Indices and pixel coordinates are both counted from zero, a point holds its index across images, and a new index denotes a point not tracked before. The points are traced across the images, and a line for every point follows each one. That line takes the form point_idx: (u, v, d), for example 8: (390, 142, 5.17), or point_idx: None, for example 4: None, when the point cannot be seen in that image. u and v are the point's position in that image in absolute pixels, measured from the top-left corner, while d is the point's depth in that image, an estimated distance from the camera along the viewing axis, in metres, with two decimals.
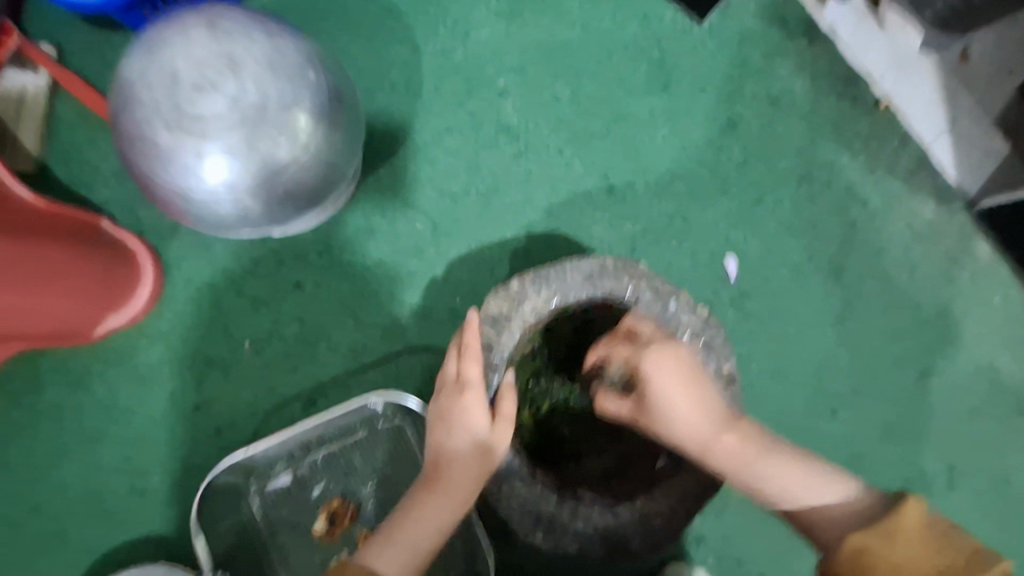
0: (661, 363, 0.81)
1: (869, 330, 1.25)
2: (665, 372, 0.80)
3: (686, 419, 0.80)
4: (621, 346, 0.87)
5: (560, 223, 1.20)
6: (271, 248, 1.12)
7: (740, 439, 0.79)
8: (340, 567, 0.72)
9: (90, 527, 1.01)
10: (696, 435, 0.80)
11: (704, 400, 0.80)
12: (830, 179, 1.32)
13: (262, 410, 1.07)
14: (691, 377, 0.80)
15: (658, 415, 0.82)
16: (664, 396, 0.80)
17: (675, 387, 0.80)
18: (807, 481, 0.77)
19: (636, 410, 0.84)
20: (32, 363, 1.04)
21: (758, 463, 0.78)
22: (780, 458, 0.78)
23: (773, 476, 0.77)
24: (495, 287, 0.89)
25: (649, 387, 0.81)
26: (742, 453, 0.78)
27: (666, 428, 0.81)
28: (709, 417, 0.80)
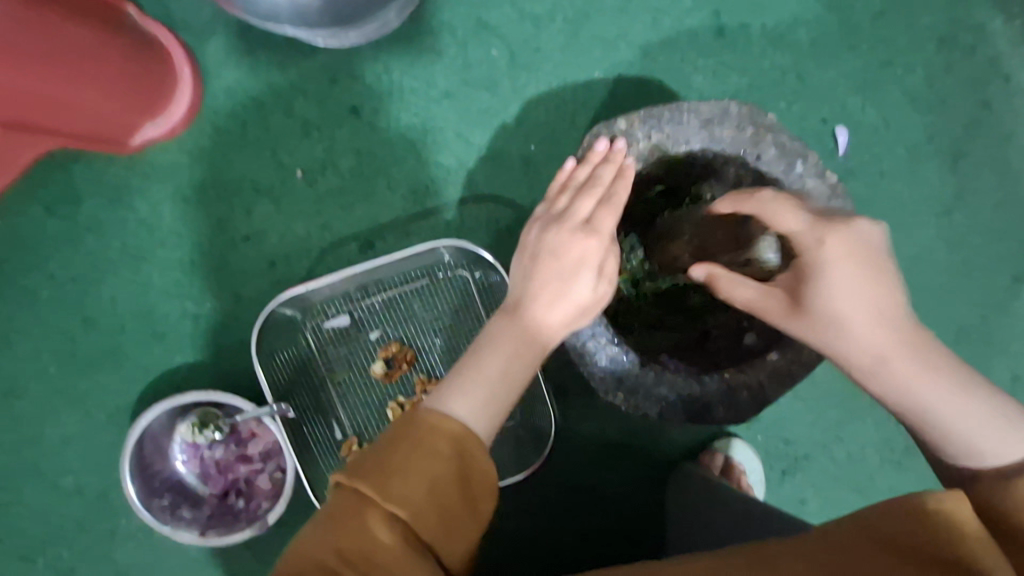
0: (845, 245, 0.57)
1: (977, 225, 1.09)
2: (859, 243, 0.57)
3: (857, 330, 0.56)
4: (773, 211, 0.60)
5: (656, 66, 1.03)
6: (326, 66, 0.99)
7: (924, 356, 0.55)
8: (416, 418, 0.58)
9: (141, 347, 0.98)
10: (871, 346, 0.56)
11: (883, 299, 0.56)
12: (977, 44, 1.09)
13: (316, 248, 0.99)
14: (872, 255, 0.57)
15: (814, 307, 0.58)
16: (833, 282, 0.57)
17: (849, 276, 0.56)
18: (981, 429, 0.53)
19: (783, 302, 0.61)
20: (74, 171, 0.97)
21: (927, 385, 0.54)
22: (945, 376, 0.54)
23: (940, 406, 0.54)
24: (599, 123, 0.78)
25: (814, 272, 0.58)
26: (920, 367, 0.55)
27: (826, 330, 0.58)
28: (888, 332, 0.56)
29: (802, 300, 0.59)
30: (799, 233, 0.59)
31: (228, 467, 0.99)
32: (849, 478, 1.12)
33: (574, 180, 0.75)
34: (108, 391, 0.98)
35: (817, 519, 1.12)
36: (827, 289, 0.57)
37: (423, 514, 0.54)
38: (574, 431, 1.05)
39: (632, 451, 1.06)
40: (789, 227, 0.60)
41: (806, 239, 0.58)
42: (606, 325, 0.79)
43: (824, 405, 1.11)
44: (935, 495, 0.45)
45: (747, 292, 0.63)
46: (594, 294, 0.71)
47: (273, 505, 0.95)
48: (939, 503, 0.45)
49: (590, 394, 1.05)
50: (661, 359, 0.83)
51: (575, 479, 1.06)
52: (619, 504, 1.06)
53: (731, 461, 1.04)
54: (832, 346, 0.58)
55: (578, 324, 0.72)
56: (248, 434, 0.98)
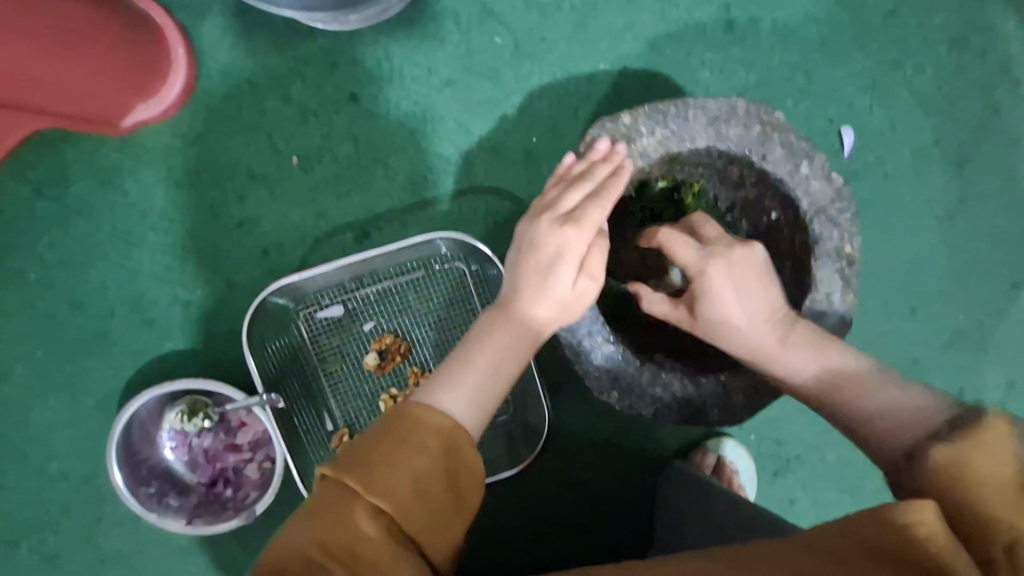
0: (725, 268, 0.68)
1: (979, 231, 1.08)
2: (735, 277, 0.68)
3: (742, 328, 0.68)
4: (688, 241, 0.70)
5: (662, 60, 1.01)
6: (324, 49, 0.96)
7: (805, 337, 0.66)
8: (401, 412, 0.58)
9: (130, 333, 0.96)
10: (743, 338, 0.68)
11: (758, 300, 0.68)
12: (987, 46, 1.07)
13: (311, 236, 0.97)
14: (761, 277, 0.69)
15: (707, 318, 0.69)
16: (722, 300, 0.68)
17: (741, 290, 0.68)
18: (873, 386, 0.60)
19: (690, 314, 0.71)
20: (63, 151, 0.95)
21: (815, 360, 0.64)
22: (829, 351, 0.64)
23: (862, 390, 0.60)
24: (603, 117, 0.76)
25: (706, 291, 0.69)
26: (806, 351, 0.65)
27: (718, 332, 0.69)
28: (771, 323, 0.67)
29: (698, 313, 0.70)
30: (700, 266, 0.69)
31: (216, 456, 0.98)
32: (840, 480, 1.11)
33: (569, 174, 0.73)
34: (96, 377, 0.96)
35: (808, 520, 1.12)
36: (727, 319, 0.68)
37: (409, 509, 0.53)
38: (566, 427, 1.04)
39: (625, 449, 1.06)
40: (709, 236, 0.72)
41: (697, 269, 0.69)
42: (603, 323, 0.79)
43: (818, 408, 1.10)
44: (906, 507, 0.43)
45: (666, 307, 0.74)
46: (574, 291, 0.70)
47: (262, 496, 0.94)
48: (909, 515, 0.42)
49: (584, 391, 1.04)
50: (657, 359, 0.81)
51: (566, 475, 1.05)
52: (609, 501, 1.06)
53: (722, 461, 1.04)
54: (731, 349, 0.69)
55: (560, 322, 0.71)
56: (238, 423, 0.97)
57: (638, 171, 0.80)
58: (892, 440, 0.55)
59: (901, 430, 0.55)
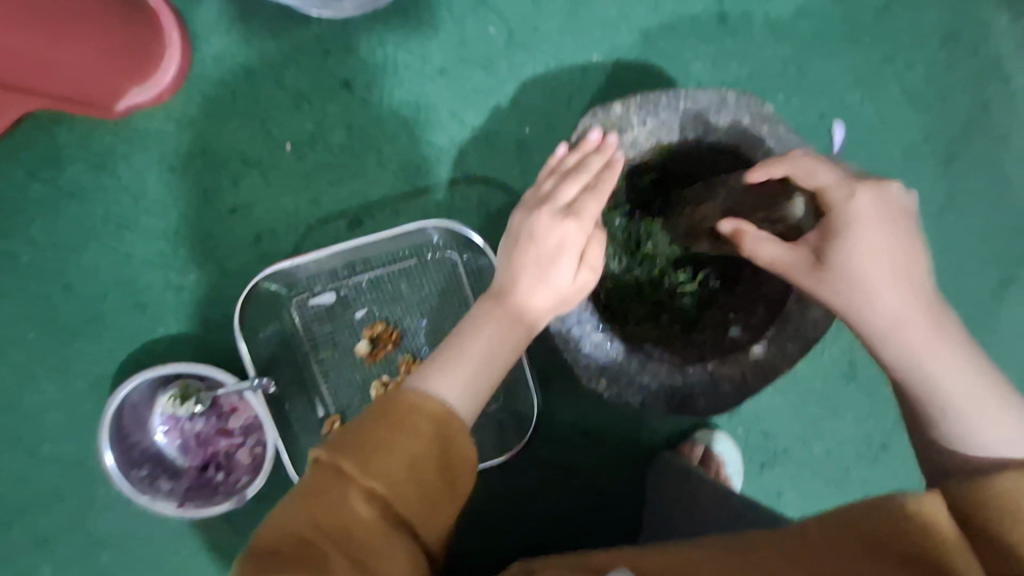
0: (875, 201, 0.60)
1: (967, 226, 1.09)
2: (880, 207, 0.60)
3: (886, 296, 0.58)
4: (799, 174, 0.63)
5: (655, 51, 1.01)
6: (319, 36, 0.97)
7: (936, 324, 0.58)
8: (394, 398, 0.58)
9: (122, 317, 0.97)
10: (897, 309, 0.58)
11: (906, 256, 0.59)
12: (978, 44, 1.08)
13: (304, 223, 0.97)
14: (890, 217, 0.59)
15: (835, 263, 0.60)
16: (859, 239, 0.59)
17: (880, 233, 0.59)
18: (980, 404, 0.55)
19: (812, 260, 0.61)
20: (57, 134, 0.95)
21: (937, 355, 0.57)
22: (960, 358, 0.57)
23: (949, 371, 0.56)
24: (595, 107, 0.76)
25: (841, 227, 0.60)
26: (923, 342, 0.57)
27: (839, 286, 0.60)
28: (920, 304, 0.58)
29: (826, 253, 0.61)
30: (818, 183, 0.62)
31: (208, 440, 0.98)
32: (826, 472, 1.13)
33: (562, 166, 0.74)
34: (88, 360, 0.97)
35: (794, 511, 1.13)
36: (873, 253, 0.59)
37: (403, 490, 0.54)
38: (556, 416, 1.05)
39: (613, 439, 1.07)
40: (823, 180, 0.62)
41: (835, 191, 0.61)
42: (592, 312, 0.79)
43: (805, 399, 1.11)
44: (919, 496, 0.45)
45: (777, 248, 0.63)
46: (574, 283, 0.71)
47: (252, 479, 0.94)
48: (919, 506, 0.45)
49: (574, 380, 1.05)
50: (646, 348, 0.82)
51: (555, 465, 1.06)
52: (597, 490, 1.07)
53: (711, 451, 1.05)
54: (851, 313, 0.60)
55: (557, 312, 0.72)
56: (230, 408, 0.98)
57: (629, 162, 0.80)
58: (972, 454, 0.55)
59: (982, 449, 0.54)
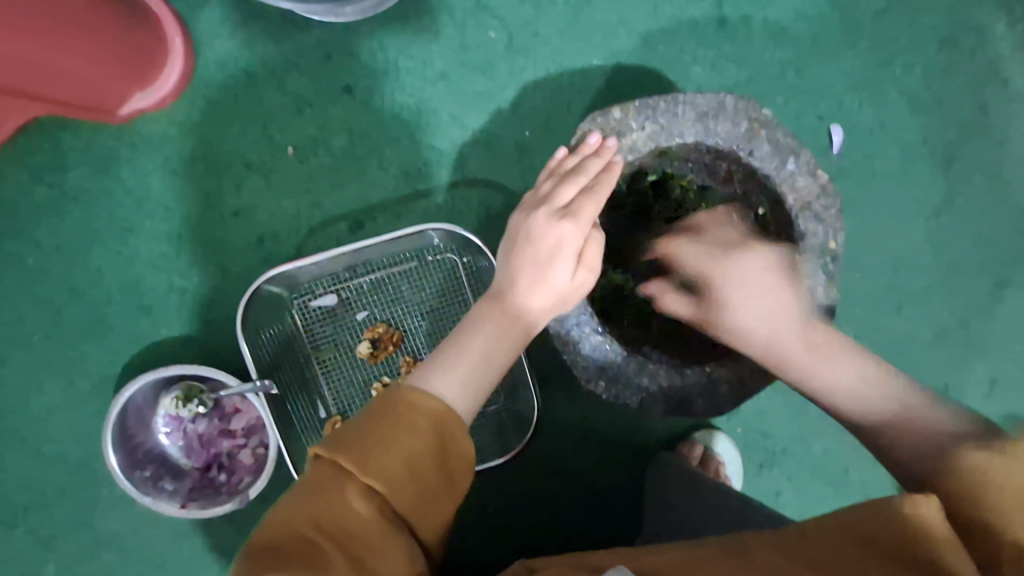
0: (738, 268, 0.75)
1: (964, 228, 1.09)
2: (734, 277, 0.76)
3: (747, 327, 0.73)
4: (690, 247, 0.80)
5: (654, 55, 1.02)
6: (320, 40, 0.97)
7: (812, 343, 0.70)
8: (393, 396, 0.59)
9: (126, 319, 0.97)
10: (764, 335, 0.72)
11: (782, 300, 0.72)
12: (976, 47, 1.08)
13: (305, 226, 0.98)
14: (773, 274, 0.73)
15: (724, 317, 0.75)
16: (735, 298, 0.75)
17: (750, 287, 0.74)
18: (877, 396, 0.64)
19: (704, 305, 0.77)
20: (61, 138, 0.96)
21: (829, 372, 0.68)
22: (841, 361, 0.68)
23: (837, 375, 0.67)
24: (594, 111, 0.77)
25: (721, 288, 0.76)
26: (814, 359, 0.69)
27: (730, 332, 0.75)
28: (789, 329, 0.71)
29: (710, 312, 0.76)
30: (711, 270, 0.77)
31: (211, 441, 0.99)
32: (824, 472, 1.13)
33: (562, 168, 0.75)
34: (92, 361, 0.97)
35: (792, 512, 1.14)
36: (736, 303, 0.75)
37: (401, 488, 0.55)
38: (556, 417, 1.06)
39: (612, 440, 1.08)
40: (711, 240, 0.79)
41: (711, 272, 0.77)
42: (591, 314, 0.80)
43: (802, 400, 1.12)
44: (906, 502, 0.43)
45: (682, 305, 0.79)
46: (573, 282, 0.72)
47: (255, 480, 0.95)
48: (908, 510, 0.43)
49: (574, 381, 1.06)
50: (644, 350, 0.82)
51: (555, 465, 1.07)
52: (597, 490, 1.08)
53: (709, 452, 1.06)
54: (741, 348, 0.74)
55: (555, 313, 0.73)
56: (233, 409, 0.99)
57: (628, 165, 0.81)
58: (913, 441, 0.59)
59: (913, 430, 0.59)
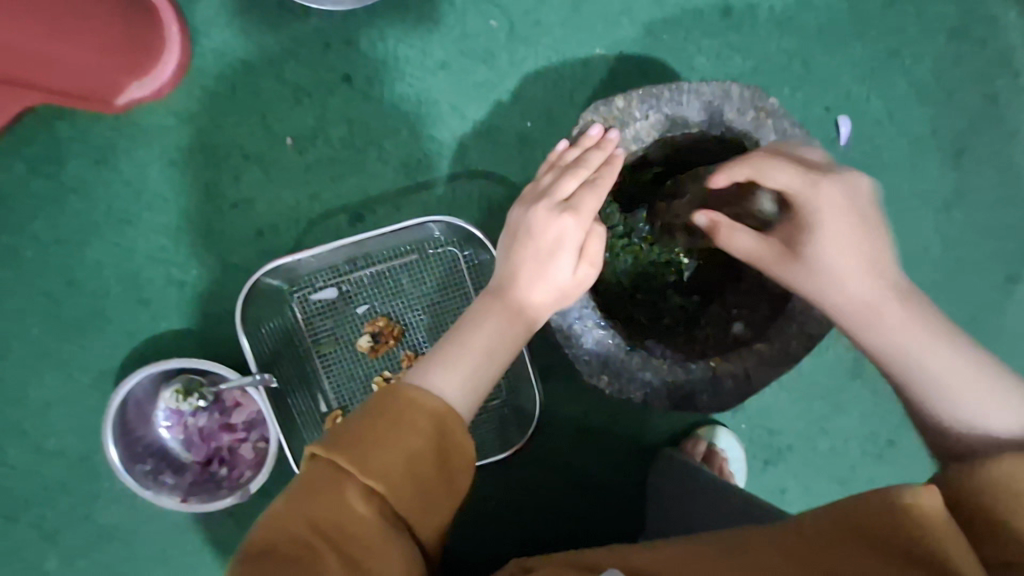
0: (833, 200, 0.61)
1: (974, 221, 1.07)
2: (835, 201, 0.61)
3: (836, 273, 0.60)
4: (769, 171, 0.63)
5: (658, 45, 1.00)
6: (319, 30, 0.96)
7: (910, 312, 0.58)
8: (389, 392, 0.58)
9: (125, 312, 0.97)
10: (858, 296, 0.60)
11: (872, 250, 0.60)
12: (988, 36, 1.06)
13: (305, 219, 0.97)
14: (867, 218, 0.61)
15: (809, 256, 0.62)
16: (826, 235, 0.61)
17: (847, 228, 0.60)
18: (978, 390, 0.55)
19: (779, 251, 0.64)
20: (59, 130, 0.95)
21: (927, 349, 0.57)
22: (931, 328, 0.58)
23: (934, 359, 0.57)
24: (597, 101, 0.75)
25: (807, 221, 0.62)
26: (894, 323, 0.58)
27: (806, 275, 0.62)
28: (881, 285, 0.59)
29: (801, 251, 0.62)
30: (797, 190, 0.62)
31: (211, 435, 0.99)
32: (829, 468, 1.12)
33: (564, 160, 0.73)
34: (92, 355, 0.97)
35: (796, 508, 1.12)
36: (831, 235, 0.60)
37: (401, 488, 0.54)
38: (558, 412, 1.05)
39: (615, 435, 1.07)
40: (780, 183, 0.63)
41: (801, 192, 0.62)
42: (594, 308, 0.79)
43: (808, 395, 1.11)
44: (903, 495, 0.43)
45: (750, 239, 0.65)
46: (575, 277, 0.71)
47: (255, 475, 0.95)
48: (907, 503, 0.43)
49: (576, 375, 1.05)
50: (648, 344, 0.81)
51: (557, 460, 1.06)
52: (599, 485, 1.07)
53: (713, 448, 1.05)
54: (819, 299, 0.62)
55: (556, 308, 0.72)
56: (233, 403, 0.98)
57: (631, 155, 0.80)
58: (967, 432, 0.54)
59: (986, 431, 0.54)
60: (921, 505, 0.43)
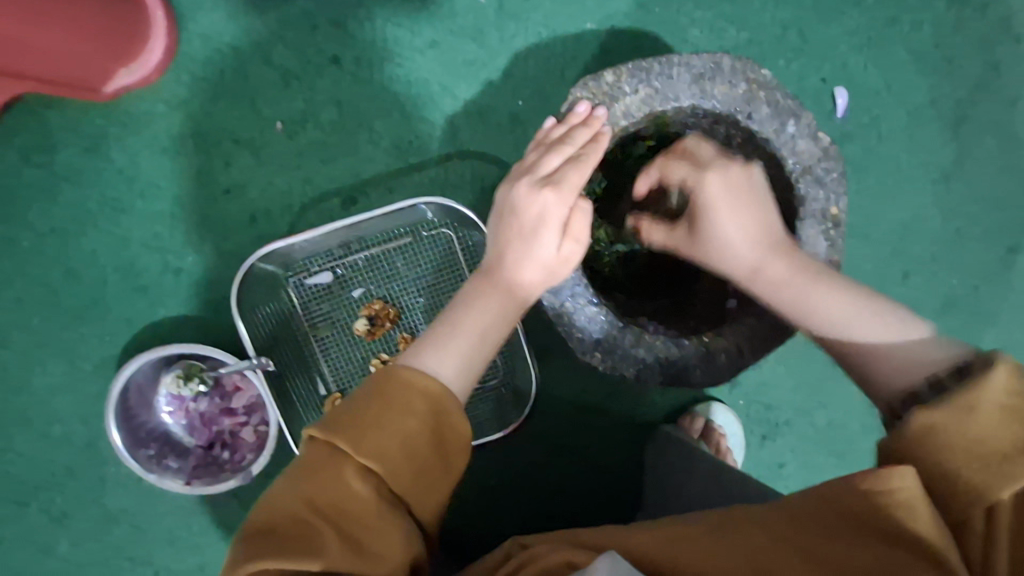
0: (722, 184, 0.70)
1: (974, 192, 1.06)
2: (727, 184, 0.70)
3: (734, 247, 0.70)
4: (683, 165, 0.75)
5: (650, 17, 0.98)
6: (305, 10, 0.95)
7: (795, 266, 0.66)
8: (381, 376, 0.59)
9: (123, 300, 0.98)
10: (746, 260, 0.69)
11: (757, 216, 0.69)
12: (989, 2, 1.04)
13: (298, 202, 0.97)
14: (753, 196, 0.69)
15: (710, 236, 0.72)
16: (715, 211, 0.71)
17: (727, 203, 0.70)
18: (884, 329, 0.61)
19: (685, 236, 0.76)
20: (49, 119, 0.95)
21: (812, 294, 0.64)
22: (839, 288, 0.64)
23: (823, 303, 0.64)
24: (586, 76, 0.74)
25: (701, 206, 0.72)
26: (797, 282, 0.66)
27: (714, 254, 0.73)
28: (767, 246, 0.68)
29: (695, 235, 0.74)
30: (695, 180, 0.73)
31: (212, 419, 1.00)
32: (827, 443, 1.13)
33: (549, 138, 0.73)
34: (92, 343, 0.98)
35: (795, 483, 1.13)
36: (711, 222, 0.72)
37: (399, 471, 0.55)
38: (556, 392, 1.06)
39: (612, 413, 1.07)
40: (680, 174, 0.75)
41: (690, 180, 0.74)
42: (587, 286, 0.79)
43: (805, 371, 1.11)
44: (886, 477, 0.45)
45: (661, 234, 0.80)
46: (560, 256, 0.71)
47: (257, 457, 0.96)
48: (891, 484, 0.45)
49: (572, 355, 1.05)
50: (641, 322, 0.81)
51: (555, 440, 1.07)
52: (599, 464, 1.08)
53: (711, 424, 1.05)
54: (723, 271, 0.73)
55: (547, 287, 0.72)
56: (233, 388, 0.99)
57: (623, 132, 0.79)
58: (886, 368, 0.58)
59: (886, 356, 0.59)
60: (901, 485, 0.45)
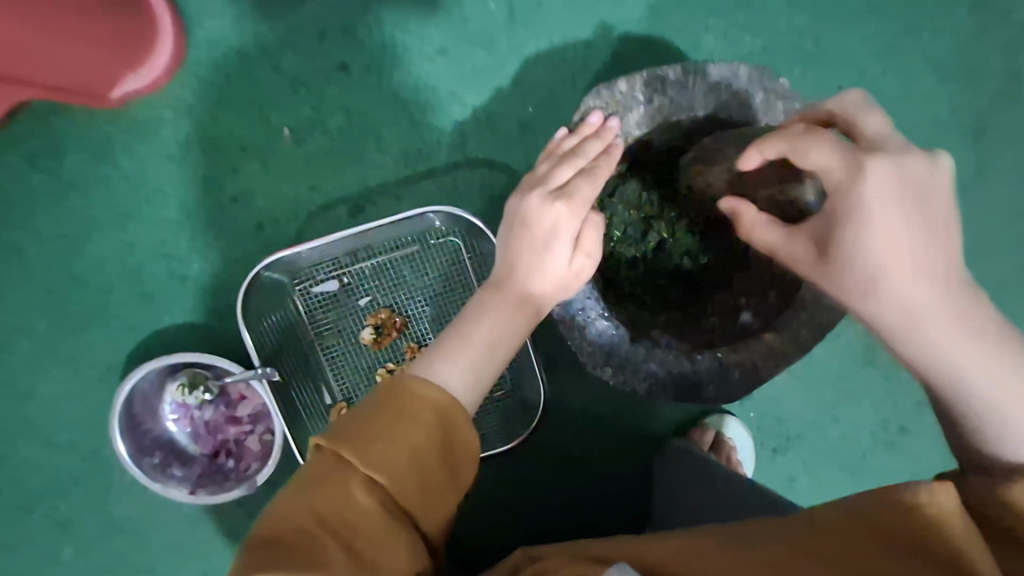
0: (881, 177, 0.49)
1: (994, 203, 1.03)
2: (877, 187, 0.50)
3: (886, 274, 0.50)
4: (807, 150, 0.53)
5: (663, 24, 0.96)
6: (313, 16, 0.94)
7: (945, 305, 0.49)
8: (389, 388, 0.57)
9: (129, 306, 0.97)
10: (901, 298, 0.50)
11: (917, 244, 0.50)
12: (1010, 10, 1.01)
13: (305, 210, 0.96)
14: (908, 203, 0.50)
15: (840, 252, 0.52)
16: (864, 232, 0.50)
17: (888, 221, 0.50)
18: (1004, 380, 0.49)
19: (807, 247, 0.54)
20: (56, 125, 0.94)
21: (950, 342, 0.49)
22: (978, 337, 0.49)
23: (961, 353, 0.49)
24: (598, 86, 0.72)
25: (843, 214, 0.51)
26: (935, 320, 0.49)
27: (844, 275, 0.52)
28: (930, 276, 0.49)
29: (830, 247, 0.52)
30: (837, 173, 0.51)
31: (217, 428, 0.99)
32: (840, 457, 1.10)
33: (561, 149, 0.71)
34: (97, 351, 0.97)
35: (806, 497, 1.11)
36: (860, 235, 0.50)
37: (405, 482, 0.54)
38: (565, 403, 1.04)
39: (621, 425, 1.06)
40: (821, 161, 0.52)
41: (841, 178, 0.51)
42: (597, 298, 0.77)
43: (819, 385, 1.09)
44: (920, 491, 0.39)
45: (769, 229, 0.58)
46: (571, 269, 0.69)
47: (262, 467, 0.96)
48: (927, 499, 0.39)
49: (581, 366, 1.04)
50: (653, 335, 0.79)
51: (563, 452, 1.05)
52: (607, 476, 1.06)
53: (722, 438, 1.03)
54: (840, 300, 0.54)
55: (558, 300, 0.70)
56: (238, 396, 0.98)
57: (635, 142, 0.76)
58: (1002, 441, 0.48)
59: (1000, 418, 0.48)
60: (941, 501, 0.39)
